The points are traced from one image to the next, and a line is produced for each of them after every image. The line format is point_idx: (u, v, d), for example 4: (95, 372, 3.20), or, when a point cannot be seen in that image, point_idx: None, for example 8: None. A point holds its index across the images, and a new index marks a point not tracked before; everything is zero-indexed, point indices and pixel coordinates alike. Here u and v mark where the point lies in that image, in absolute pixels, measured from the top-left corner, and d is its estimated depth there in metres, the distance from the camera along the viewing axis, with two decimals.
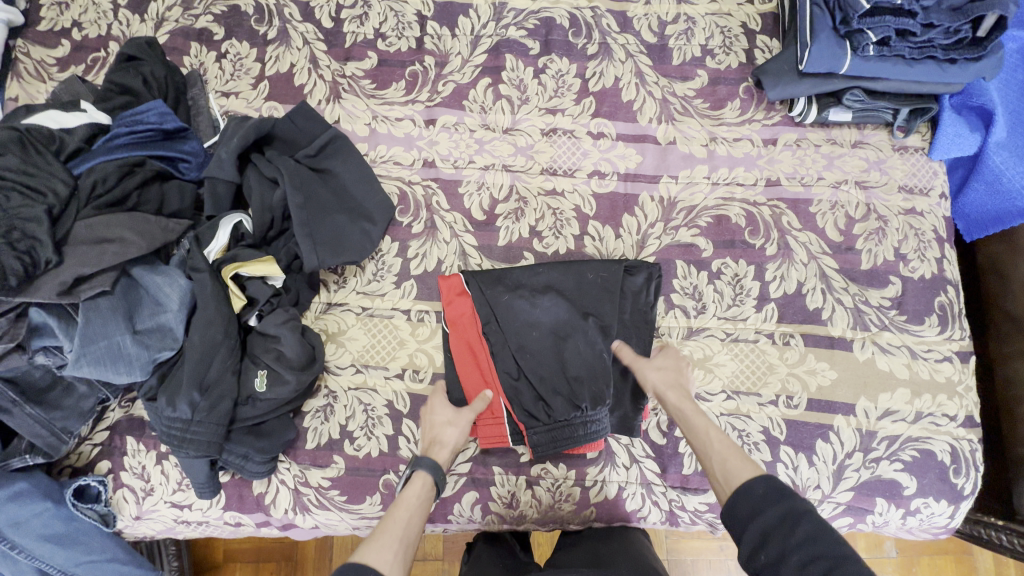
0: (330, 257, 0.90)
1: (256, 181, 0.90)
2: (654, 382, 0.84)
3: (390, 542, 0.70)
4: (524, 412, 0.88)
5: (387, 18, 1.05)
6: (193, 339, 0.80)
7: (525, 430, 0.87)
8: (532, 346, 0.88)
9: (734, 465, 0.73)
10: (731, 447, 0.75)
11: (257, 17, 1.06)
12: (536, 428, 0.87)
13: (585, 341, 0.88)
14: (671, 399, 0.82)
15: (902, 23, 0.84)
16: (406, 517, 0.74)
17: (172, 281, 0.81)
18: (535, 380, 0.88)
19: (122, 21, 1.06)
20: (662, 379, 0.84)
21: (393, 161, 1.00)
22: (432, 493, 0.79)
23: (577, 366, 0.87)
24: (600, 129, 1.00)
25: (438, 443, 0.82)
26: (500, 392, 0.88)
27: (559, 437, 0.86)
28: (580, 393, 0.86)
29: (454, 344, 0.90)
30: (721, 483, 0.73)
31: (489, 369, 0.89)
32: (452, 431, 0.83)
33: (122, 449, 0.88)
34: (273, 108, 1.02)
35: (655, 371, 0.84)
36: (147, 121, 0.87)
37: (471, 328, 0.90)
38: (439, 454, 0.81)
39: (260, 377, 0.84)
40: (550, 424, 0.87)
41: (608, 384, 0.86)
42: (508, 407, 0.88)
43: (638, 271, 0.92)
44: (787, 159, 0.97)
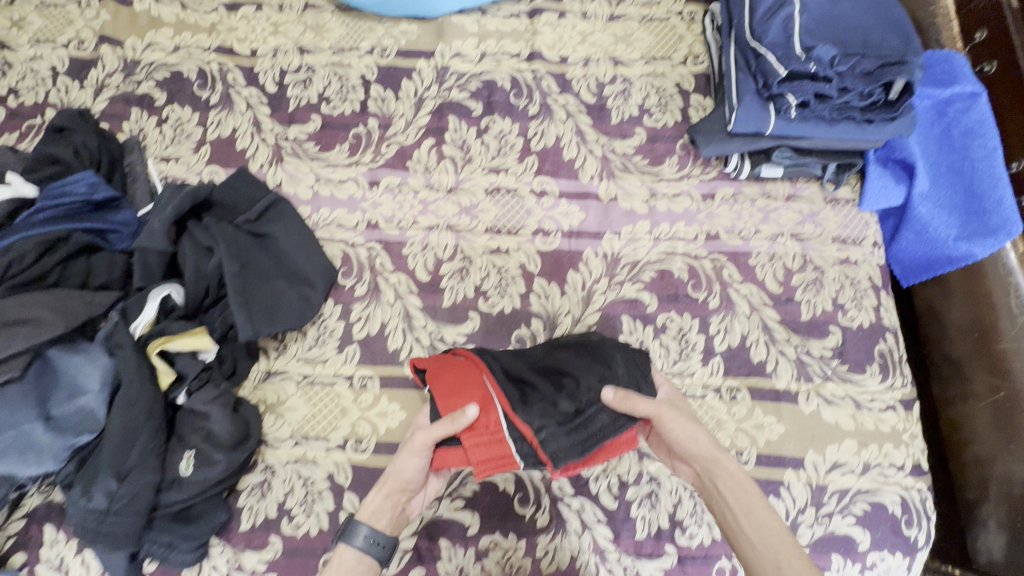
0: (264, 325, 0.87)
1: (190, 249, 0.88)
2: (699, 444, 0.75)
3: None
4: (529, 414, 0.72)
5: (331, 82, 1.06)
6: (113, 422, 0.76)
7: (535, 436, 0.72)
8: (520, 361, 0.81)
9: None
10: (796, 549, 0.67)
11: (200, 82, 1.06)
12: (550, 434, 0.72)
13: (573, 345, 0.82)
14: (722, 470, 0.74)
15: (819, 88, 0.86)
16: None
17: (92, 360, 0.78)
18: (536, 386, 0.76)
19: (61, 88, 1.05)
20: (718, 453, 0.75)
21: (337, 223, 0.99)
22: (366, 564, 0.72)
23: (574, 365, 0.78)
24: (543, 187, 1.02)
25: (383, 485, 0.76)
26: (495, 400, 0.74)
27: (584, 436, 0.73)
28: (581, 386, 0.76)
29: (434, 377, 0.78)
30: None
31: (475, 384, 0.75)
32: (399, 467, 0.75)
33: (40, 540, 0.82)
34: (214, 171, 1.01)
35: (703, 431, 0.76)
36: (75, 192, 0.85)
37: (448, 362, 0.80)
38: (374, 500, 0.75)
39: (187, 458, 0.79)
40: (565, 426, 0.73)
41: (607, 369, 0.78)
42: (508, 415, 0.73)
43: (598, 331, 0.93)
44: (725, 213, 0.99)
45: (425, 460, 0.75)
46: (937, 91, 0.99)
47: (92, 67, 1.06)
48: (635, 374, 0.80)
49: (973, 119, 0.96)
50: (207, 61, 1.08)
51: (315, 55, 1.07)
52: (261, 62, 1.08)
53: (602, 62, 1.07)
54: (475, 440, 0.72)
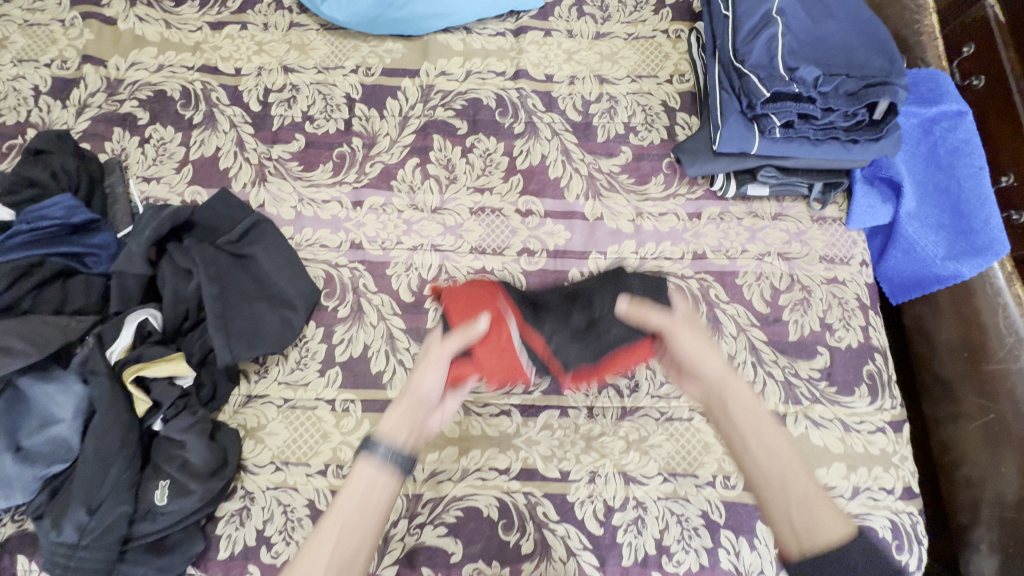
0: (244, 350, 0.86)
1: (170, 272, 0.87)
2: (709, 363, 0.69)
3: (322, 553, 0.60)
4: (541, 326, 0.79)
5: (315, 101, 1.05)
6: (85, 452, 0.74)
7: (544, 348, 0.78)
8: (535, 293, 0.87)
9: (821, 519, 0.57)
10: (807, 474, 0.60)
11: (183, 101, 1.05)
12: (565, 344, 0.78)
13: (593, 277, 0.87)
14: (732, 392, 0.67)
15: (803, 108, 0.86)
16: (344, 522, 0.63)
17: (65, 389, 0.76)
18: (550, 309, 0.82)
19: (43, 108, 1.04)
20: (727, 374, 0.68)
21: (320, 244, 0.98)
22: (386, 477, 0.66)
23: (586, 292, 0.85)
24: (528, 207, 1.01)
25: (407, 398, 0.73)
26: (510, 314, 0.77)
27: (595, 347, 0.78)
28: (593, 302, 0.82)
29: (449, 301, 0.81)
30: (791, 530, 0.57)
31: (490, 302, 0.79)
32: (421, 381, 0.73)
33: (10, 571, 0.80)
34: (196, 192, 1.00)
35: (714, 351, 0.69)
36: (51, 216, 0.84)
37: (461, 289, 0.84)
38: (392, 418, 0.70)
39: (162, 489, 0.77)
40: (578, 339, 0.79)
41: (622, 289, 0.82)
42: (523, 328, 0.77)
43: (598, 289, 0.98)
44: (712, 233, 0.99)
45: (445, 372, 0.74)
46: (923, 110, 0.99)
47: (75, 87, 1.06)
48: (653, 291, 0.82)
49: (959, 138, 0.96)
50: (191, 80, 1.07)
51: (300, 74, 1.07)
52: (245, 81, 1.07)
53: (587, 80, 1.07)
54: (492, 350, 0.75)
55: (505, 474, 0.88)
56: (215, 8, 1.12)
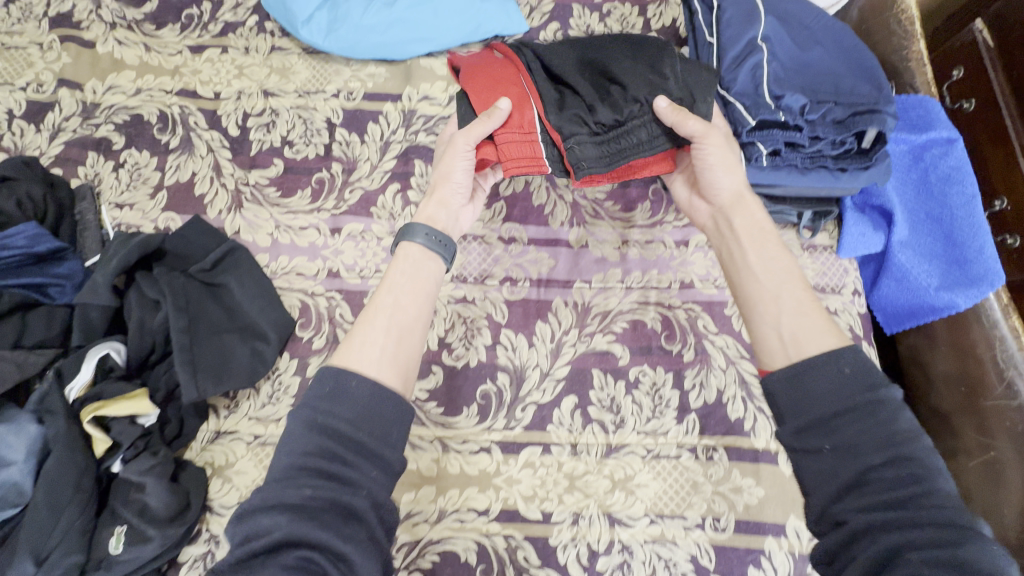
0: (210, 385, 0.83)
1: (137, 303, 0.85)
2: (731, 194, 0.79)
3: (377, 326, 0.70)
4: (564, 116, 0.76)
5: (294, 125, 1.04)
6: (36, 496, 0.70)
7: (563, 142, 0.76)
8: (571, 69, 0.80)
9: (810, 323, 0.67)
10: (803, 287, 0.71)
11: (160, 125, 1.04)
12: (582, 139, 0.77)
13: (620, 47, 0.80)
14: (739, 215, 0.79)
15: (790, 136, 0.84)
16: (394, 299, 0.73)
17: (19, 429, 0.73)
18: (574, 91, 0.78)
19: (16, 132, 1.02)
20: (742, 206, 0.79)
21: (296, 272, 0.96)
22: (430, 263, 0.77)
23: (624, 70, 0.78)
24: (511, 233, 0.98)
25: (444, 196, 0.82)
26: (533, 102, 0.77)
27: (613, 150, 0.78)
28: (626, 90, 0.77)
29: (476, 75, 0.80)
30: (778, 333, 0.68)
31: (520, 87, 0.78)
32: (445, 180, 0.82)
33: None
34: (170, 219, 0.97)
35: (733, 176, 0.79)
36: (15, 245, 0.81)
37: (493, 64, 0.81)
38: (426, 211, 0.82)
39: (117, 536, 0.73)
40: (597, 138, 0.77)
41: (656, 76, 0.77)
42: (541, 118, 0.77)
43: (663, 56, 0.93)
44: (700, 261, 0.96)
45: (470, 160, 0.80)
46: (913, 136, 0.97)
47: (49, 110, 1.04)
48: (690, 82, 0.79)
49: (950, 165, 0.94)
50: (169, 104, 1.05)
51: (280, 98, 1.05)
52: (224, 104, 1.05)
53: None
54: (509, 138, 0.77)
55: (484, 515, 0.83)
56: (196, 31, 1.11)
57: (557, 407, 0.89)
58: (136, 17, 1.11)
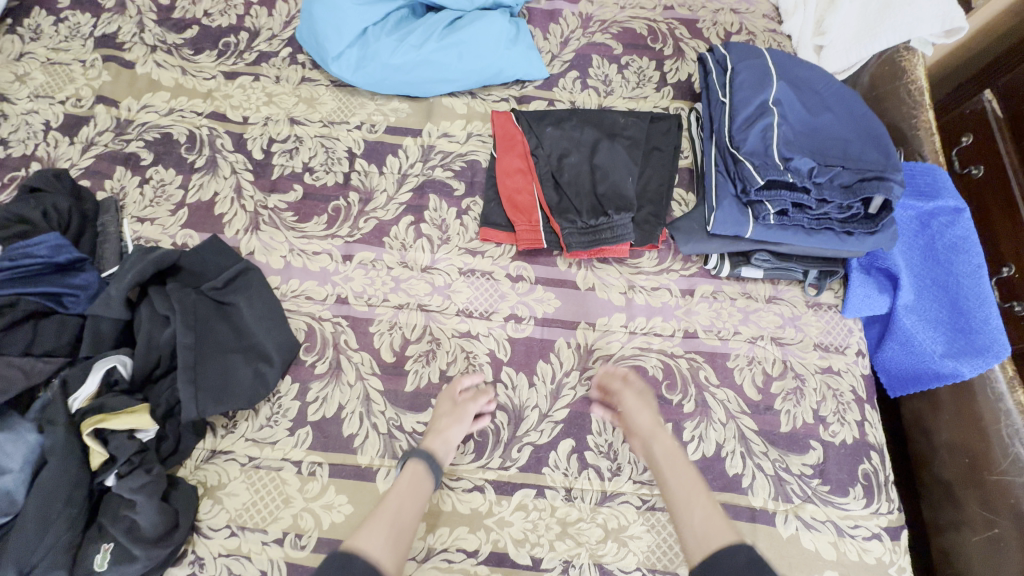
0: (210, 406, 0.84)
1: (148, 318, 0.86)
2: (644, 417, 0.84)
3: (378, 529, 0.72)
4: (560, 216, 0.99)
5: (316, 153, 1.07)
6: (28, 506, 0.70)
7: (559, 232, 0.98)
8: (572, 170, 1.02)
9: (716, 529, 0.71)
10: (708, 496, 0.76)
11: (188, 145, 1.08)
12: (571, 230, 0.98)
13: (613, 152, 1.03)
14: (657, 441, 0.82)
15: (797, 198, 0.87)
16: (397, 505, 0.76)
17: (17, 438, 0.74)
18: (571, 194, 1.01)
19: (50, 142, 1.07)
20: (650, 423, 0.84)
21: (305, 296, 0.97)
22: (426, 485, 0.79)
23: (606, 179, 1.01)
24: (519, 272, 1.00)
25: (438, 438, 0.83)
26: (539, 207, 1.00)
27: (593, 239, 0.97)
28: (604, 201, 0.99)
29: (503, 168, 1.04)
30: (694, 540, 0.71)
31: (528, 189, 1.01)
32: (448, 421, 0.85)
33: None
34: (188, 235, 1.00)
35: (647, 409, 0.85)
36: (36, 254, 0.84)
37: (516, 156, 1.04)
38: (433, 443, 0.83)
39: (103, 553, 0.73)
40: (584, 229, 0.98)
41: (628, 180, 1.01)
42: (544, 218, 1.00)
43: (665, 119, 1.08)
44: (704, 311, 0.97)
45: (469, 417, 0.86)
46: (920, 203, 0.99)
47: (85, 125, 1.09)
48: (647, 193, 1.02)
49: (956, 234, 0.95)
50: (198, 125, 1.10)
51: (305, 127, 1.10)
52: (251, 129, 1.10)
53: None
54: (522, 228, 0.99)
55: (472, 557, 0.82)
56: (232, 58, 1.16)
57: (554, 450, 0.88)
58: (176, 41, 1.17)
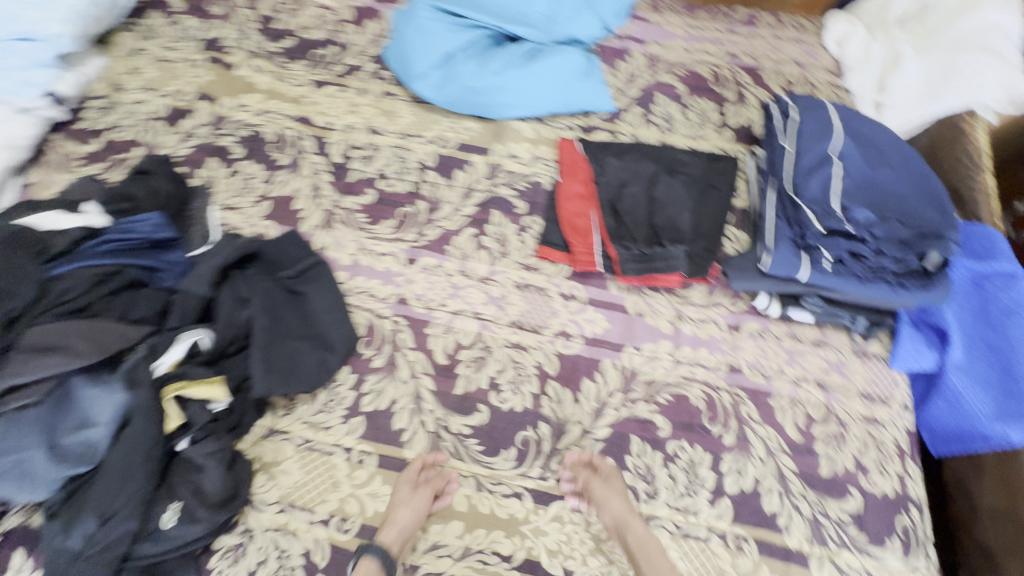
0: (277, 386, 0.89)
1: (228, 298, 0.93)
2: (613, 509, 0.84)
3: None
4: (617, 242, 1.04)
5: (391, 162, 1.15)
6: (111, 460, 0.76)
7: (615, 258, 1.03)
8: (631, 199, 1.07)
9: None
10: None
11: (276, 144, 1.17)
12: (627, 257, 1.02)
13: (669, 187, 1.08)
14: (631, 529, 0.83)
15: (852, 247, 0.89)
16: None
17: (107, 394, 0.79)
18: (628, 222, 1.05)
19: (154, 131, 1.17)
20: (620, 510, 0.84)
21: (369, 293, 1.03)
22: None
23: (661, 212, 1.06)
24: (571, 291, 1.04)
25: (392, 525, 0.82)
26: (596, 231, 1.05)
27: (648, 267, 1.01)
28: (659, 232, 1.04)
29: (564, 191, 1.09)
30: None
31: (587, 214, 1.07)
32: (403, 507, 0.83)
33: (6, 565, 0.82)
34: (268, 226, 1.08)
35: (617, 497, 0.84)
36: (138, 231, 0.94)
37: (578, 181, 1.10)
38: (388, 534, 0.81)
39: (172, 511, 0.78)
40: (639, 257, 1.02)
41: (683, 215, 1.06)
42: (600, 243, 1.04)
43: (723, 159, 1.13)
44: (750, 348, 0.99)
45: (425, 502, 0.84)
46: (976, 265, 1.00)
47: (186, 118, 1.19)
48: (701, 227, 1.06)
49: (1012, 299, 0.96)
50: (286, 127, 1.19)
51: (383, 136, 1.18)
52: (333, 135, 1.18)
53: None
54: (579, 249, 1.04)
55: (506, 561, 0.84)
56: (322, 69, 1.26)
57: (593, 467, 0.91)
58: (273, 50, 1.28)
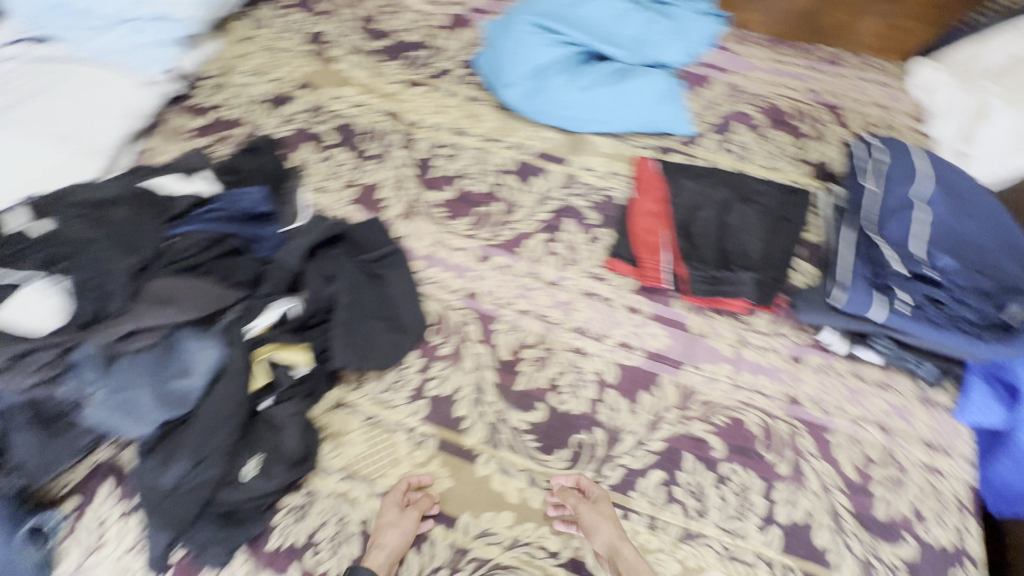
0: (353, 360, 0.94)
1: (314, 274, 0.99)
2: (602, 535, 0.84)
3: None
4: (687, 262, 1.06)
5: (472, 163, 1.20)
6: (205, 410, 0.83)
7: (683, 277, 1.05)
8: (703, 222, 1.09)
9: None
10: None
11: (367, 136, 1.24)
12: (695, 278, 1.05)
13: (743, 214, 1.10)
14: (622, 555, 0.82)
15: (932, 292, 0.91)
16: None
17: (205, 349, 0.86)
18: (699, 243, 1.07)
19: (257, 112, 1.26)
20: (611, 534, 0.84)
21: (441, 284, 1.08)
22: None
23: (733, 237, 1.08)
24: (636, 304, 1.07)
25: (379, 548, 0.82)
26: (666, 250, 1.07)
27: (715, 290, 1.03)
28: (730, 257, 1.06)
29: (637, 208, 1.13)
30: None
31: (658, 232, 1.09)
32: (389, 531, 0.83)
33: (94, 493, 0.90)
34: (354, 211, 1.14)
35: (607, 521, 0.85)
36: (243, 203, 1.00)
37: (652, 200, 1.13)
38: (376, 558, 0.81)
39: (252, 464, 0.85)
40: (707, 279, 1.04)
41: (754, 243, 1.07)
42: (669, 261, 1.07)
43: (799, 193, 1.14)
44: (811, 381, 0.99)
45: (411, 524, 0.85)
46: None
47: (287, 103, 1.28)
48: (772, 257, 1.07)
49: None
50: (377, 120, 1.26)
51: (467, 138, 1.23)
52: (420, 132, 1.25)
53: None
54: (647, 266, 1.07)
55: (553, 557, 0.87)
56: (415, 69, 1.33)
57: (644, 477, 0.92)
58: (371, 48, 1.36)
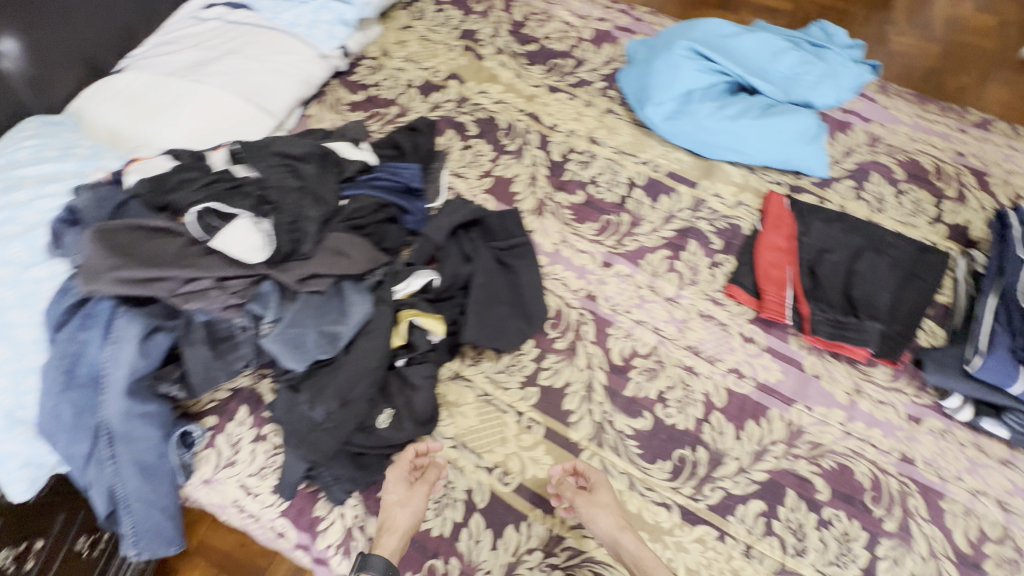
0: (481, 338, 1.00)
1: (455, 252, 1.07)
2: (600, 525, 0.85)
3: None
4: (810, 302, 1.07)
5: (604, 172, 1.25)
6: (353, 358, 0.91)
7: (806, 315, 1.06)
8: (832, 266, 1.10)
9: None
10: None
11: (506, 132, 1.31)
12: (817, 318, 1.05)
13: (875, 264, 1.09)
14: (624, 546, 0.83)
15: None
16: None
17: (360, 303, 0.94)
18: (825, 286, 1.08)
19: (409, 96, 1.36)
20: (611, 523, 0.85)
21: (563, 282, 1.13)
22: None
23: (862, 285, 1.07)
24: (751, 334, 1.07)
25: (389, 530, 0.82)
26: (790, 286, 1.08)
27: (838, 333, 1.03)
28: (857, 304, 1.05)
29: (765, 240, 1.13)
30: None
31: (784, 267, 1.10)
32: (398, 511, 0.84)
33: (231, 415, 0.98)
34: (488, 200, 1.21)
35: (604, 510, 0.86)
36: (403, 175, 1.10)
37: (782, 234, 1.14)
38: (389, 541, 0.81)
39: (385, 415, 0.92)
40: (830, 321, 1.05)
41: (882, 294, 1.06)
42: (791, 298, 1.07)
43: (935, 253, 1.12)
44: (928, 443, 0.97)
45: (418, 502, 0.86)
46: None
47: (435, 91, 1.37)
48: (900, 311, 1.05)
49: None
50: (517, 118, 1.33)
51: (601, 147, 1.28)
52: (556, 135, 1.30)
53: None
54: (771, 298, 1.07)
55: None
56: (557, 76, 1.40)
57: (744, 504, 0.93)
58: (518, 51, 1.44)
